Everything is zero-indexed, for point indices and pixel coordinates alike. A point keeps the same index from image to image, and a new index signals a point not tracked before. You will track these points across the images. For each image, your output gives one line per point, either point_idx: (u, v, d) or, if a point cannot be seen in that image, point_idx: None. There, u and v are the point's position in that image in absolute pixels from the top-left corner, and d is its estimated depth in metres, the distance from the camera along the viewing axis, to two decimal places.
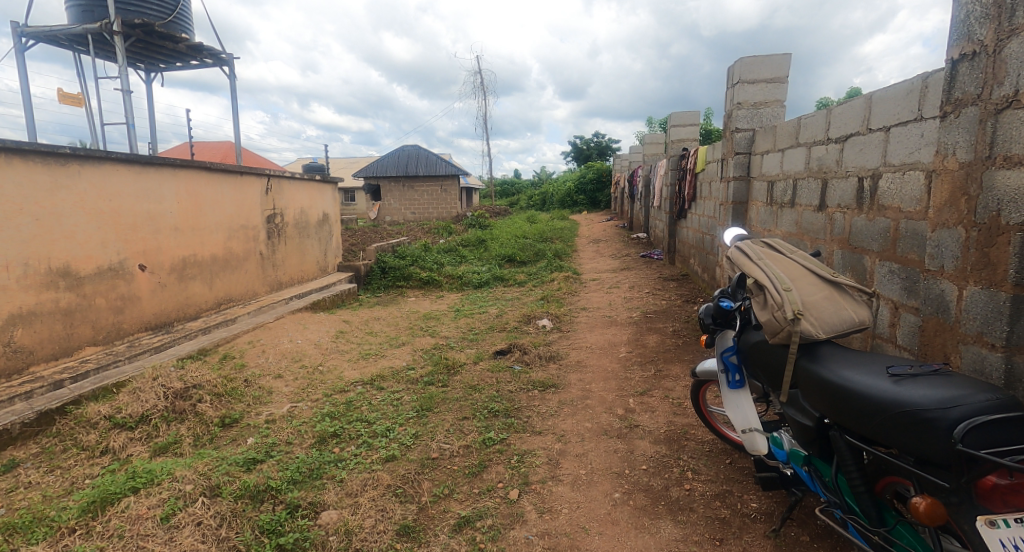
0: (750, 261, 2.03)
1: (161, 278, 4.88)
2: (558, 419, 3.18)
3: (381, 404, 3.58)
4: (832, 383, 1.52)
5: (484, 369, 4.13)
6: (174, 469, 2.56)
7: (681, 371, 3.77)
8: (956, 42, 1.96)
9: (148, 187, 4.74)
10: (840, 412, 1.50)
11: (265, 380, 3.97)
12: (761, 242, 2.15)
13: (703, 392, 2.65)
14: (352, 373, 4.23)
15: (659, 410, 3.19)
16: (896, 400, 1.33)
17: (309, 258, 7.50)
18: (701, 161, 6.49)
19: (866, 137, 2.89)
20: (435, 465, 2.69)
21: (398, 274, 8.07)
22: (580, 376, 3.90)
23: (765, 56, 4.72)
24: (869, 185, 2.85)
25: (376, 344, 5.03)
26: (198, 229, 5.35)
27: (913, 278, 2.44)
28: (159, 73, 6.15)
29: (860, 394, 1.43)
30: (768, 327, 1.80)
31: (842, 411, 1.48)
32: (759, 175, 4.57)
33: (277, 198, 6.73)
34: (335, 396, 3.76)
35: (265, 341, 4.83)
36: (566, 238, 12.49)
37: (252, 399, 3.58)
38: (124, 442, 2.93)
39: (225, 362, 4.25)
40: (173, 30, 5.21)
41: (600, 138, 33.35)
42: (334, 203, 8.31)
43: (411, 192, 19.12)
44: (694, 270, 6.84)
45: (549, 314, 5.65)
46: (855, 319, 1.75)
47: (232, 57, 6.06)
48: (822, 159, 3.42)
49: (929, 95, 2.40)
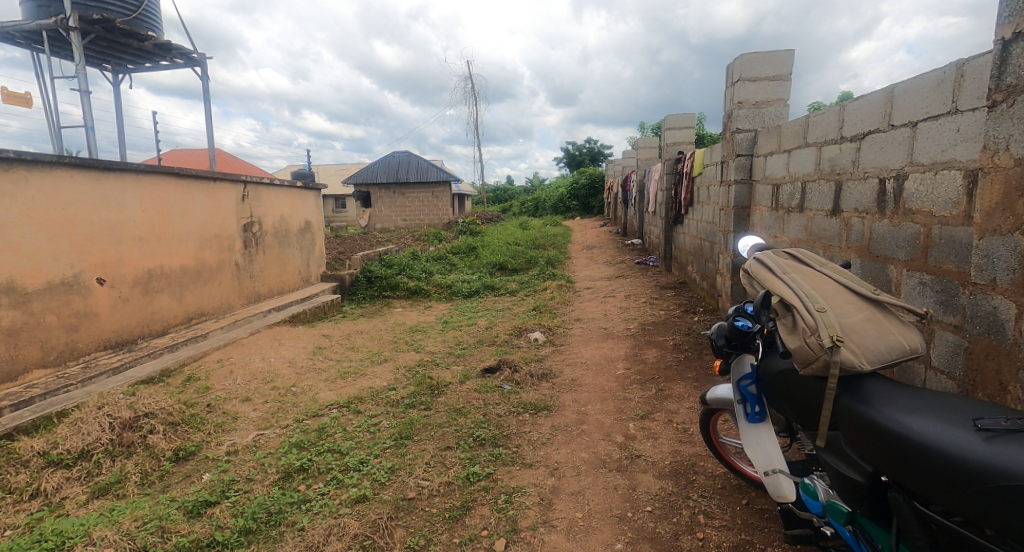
0: (773, 275, 1.70)
1: (123, 292, 4.53)
2: (552, 449, 2.87)
3: (357, 431, 3.28)
4: (897, 436, 1.22)
5: (471, 390, 3.81)
6: (94, 528, 2.23)
7: (686, 391, 3.46)
8: (1008, 19, 1.67)
9: (108, 194, 4.41)
10: (910, 473, 1.20)
11: (229, 405, 3.62)
12: (783, 252, 1.84)
13: (715, 421, 2.35)
14: (328, 395, 3.90)
15: (663, 437, 2.89)
16: (997, 468, 1.03)
17: (289, 268, 7.15)
18: (698, 164, 6.22)
19: (888, 135, 2.61)
20: (411, 508, 2.39)
21: (385, 284, 7.76)
22: (575, 396, 3.59)
23: (767, 52, 4.45)
24: (892, 187, 2.57)
25: (356, 361, 4.69)
26: (166, 239, 5.02)
27: (950, 292, 2.15)
28: (126, 73, 5.81)
29: (943, 454, 1.13)
30: (800, 356, 1.51)
31: (913, 472, 1.19)
32: (763, 179, 4.31)
33: (254, 205, 6.40)
34: (306, 422, 3.44)
35: (234, 360, 4.47)
36: (559, 245, 12.18)
37: (214, 428, 3.26)
38: (58, 483, 2.58)
39: (188, 385, 3.89)
40: (137, 27, 4.89)
41: (592, 144, 33.23)
42: (317, 210, 7.98)
43: (401, 198, 18.81)
44: (693, 278, 6.55)
45: (541, 327, 5.36)
46: (906, 346, 1.45)
47: (205, 57, 5.74)
48: (835, 159, 3.14)
49: (965, 85, 2.11)
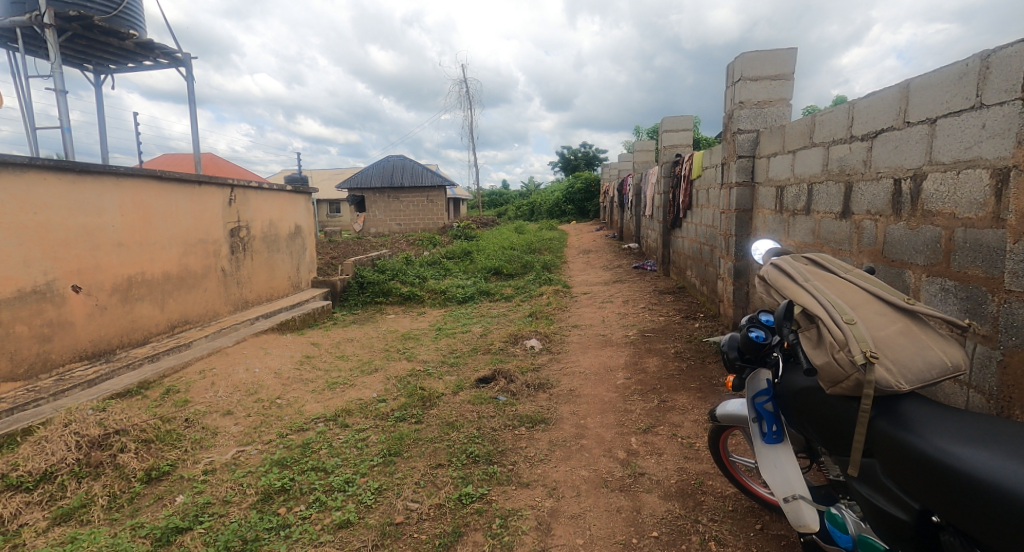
0: (793, 283, 1.55)
1: (101, 300, 4.35)
2: (549, 467, 2.70)
3: (343, 447, 3.10)
4: (956, 474, 1.09)
5: (464, 402, 3.63)
6: None
7: (690, 403, 3.30)
8: None
9: (84, 198, 4.23)
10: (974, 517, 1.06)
11: (209, 419, 3.44)
12: (803, 257, 1.68)
13: (724, 439, 2.19)
14: (314, 408, 3.72)
15: (667, 453, 2.74)
16: None
17: (278, 273, 6.96)
18: (697, 167, 6.08)
19: (903, 133, 2.47)
20: (398, 534, 2.23)
21: (377, 290, 7.60)
22: (573, 408, 3.43)
23: (769, 51, 4.30)
24: (908, 187, 2.42)
25: (345, 371, 4.51)
26: (147, 244, 4.83)
27: (977, 299, 2.01)
28: (107, 74, 5.63)
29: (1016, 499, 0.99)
30: (827, 374, 1.36)
31: (978, 516, 1.05)
32: (766, 181, 4.17)
33: (241, 209, 6.22)
34: (290, 437, 3.27)
35: (217, 371, 4.27)
36: (554, 249, 11.99)
37: (191, 445, 3.08)
38: (17, 508, 2.39)
39: (166, 398, 3.70)
40: (117, 25, 4.72)
41: (587, 148, 33.17)
42: (308, 214, 7.80)
43: (396, 203, 18.63)
44: (692, 282, 6.42)
45: (537, 334, 5.19)
46: (948, 364, 1.29)
47: (190, 57, 5.57)
48: (845, 160, 3.00)
49: (991, 78, 1.97)
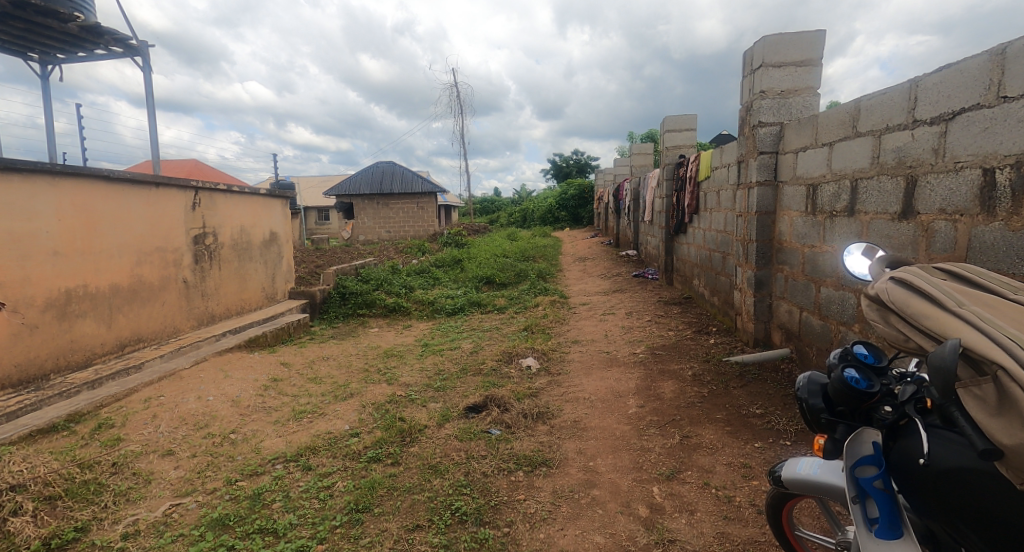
0: (939, 311, 1.07)
1: (31, 318, 3.76)
2: (555, 531, 2.15)
3: (301, 499, 2.53)
4: None
5: (451, 437, 3.07)
6: None
7: (719, 440, 2.78)
8: None
9: (11, 200, 3.66)
10: None
11: (143, 462, 2.86)
12: (937, 270, 1.20)
13: (787, 510, 1.68)
14: (273, 445, 3.15)
15: (701, 510, 2.21)
16: None
17: (250, 284, 6.37)
18: (705, 167, 5.60)
19: (995, 110, 1.99)
20: None
21: (360, 301, 7.03)
22: (580, 445, 2.89)
23: (793, 33, 3.81)
24: (1008, 177, 1.95)
25: (315, 397, 3.94)
26: (92, 253, 4.25)
27: None
28: (52, 63, 5.05)
29: None
30: None
31: None
32: (793, 179, 3.69)
33: (207, 214, 5.65)
34: (239, 484, 2.69)
35: (164, 400, 3.68)
36: (550, 257, 11.46)
37: (114, 498, 2.50)
38: None
39: (93, 437, 3.10)
40: (56, 4, 4.18)
41: (579, 154, 32.77)
42: (283, 220, 7.20)
43: (385, 209, 18.06)
44: (700, 293, 5.94)
45: (535, 351, 4.64)
46: None
47: (146, 45, 5.03)
48: (903, 149, 2.50)
49: None
